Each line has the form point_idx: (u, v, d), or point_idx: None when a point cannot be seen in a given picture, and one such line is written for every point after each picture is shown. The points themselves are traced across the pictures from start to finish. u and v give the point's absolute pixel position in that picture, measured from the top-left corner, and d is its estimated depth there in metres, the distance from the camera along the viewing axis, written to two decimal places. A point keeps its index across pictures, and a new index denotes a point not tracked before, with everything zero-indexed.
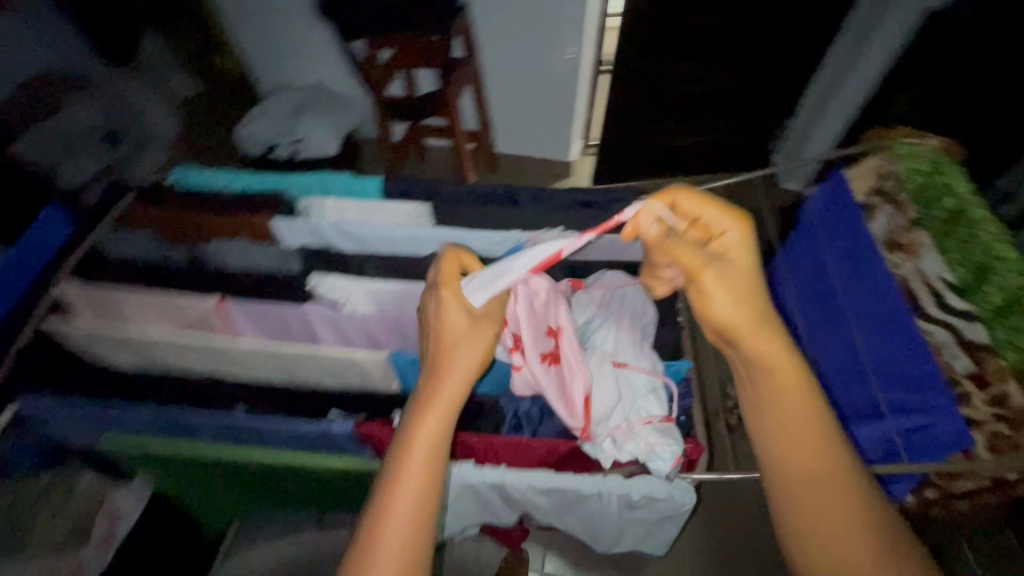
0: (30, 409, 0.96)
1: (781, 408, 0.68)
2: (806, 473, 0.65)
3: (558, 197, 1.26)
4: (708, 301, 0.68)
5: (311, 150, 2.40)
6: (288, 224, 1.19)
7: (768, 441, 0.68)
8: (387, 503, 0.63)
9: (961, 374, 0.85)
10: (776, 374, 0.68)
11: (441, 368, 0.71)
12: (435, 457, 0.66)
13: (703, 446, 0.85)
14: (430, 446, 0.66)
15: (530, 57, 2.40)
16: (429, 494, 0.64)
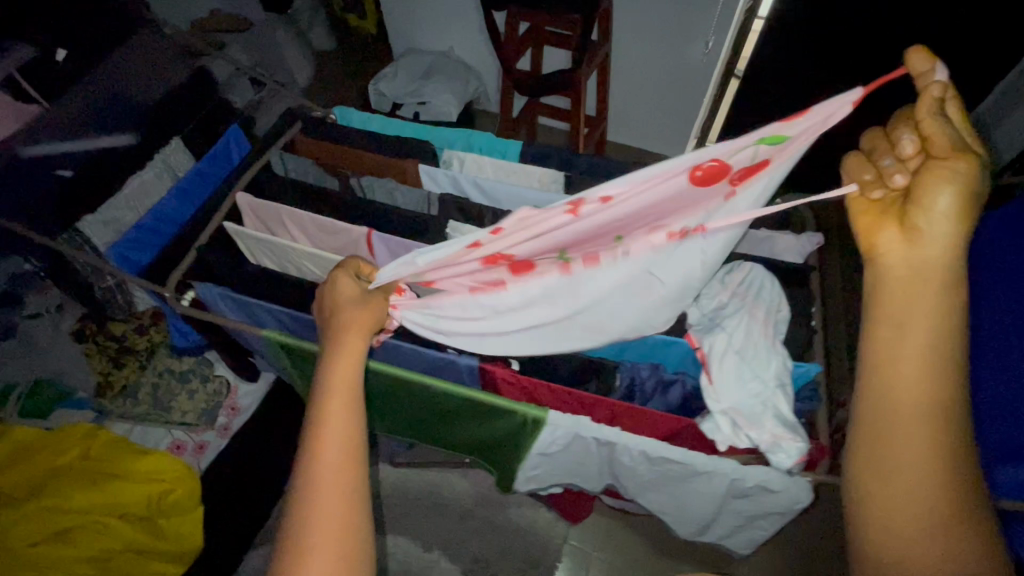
0: (203, 295, 1.09)
1: (899, 330, 0.58)
2: (902, 400, 0.56)
3: None
4: (886, 222, 0.60)
5: (434, 112, 2.50)
6: (434, 171, 1.26)
7: (872, 368, 0.60)
8: (314, 493, 0.61)
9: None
10: (914, 295, 0.58)
11: (338, 348, 0.72)
12: (353, 426, 0.66)
13: (827, 449, 0.84)
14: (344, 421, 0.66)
15: (661, 47, 2.35)
16: (354, 468, 0.64)
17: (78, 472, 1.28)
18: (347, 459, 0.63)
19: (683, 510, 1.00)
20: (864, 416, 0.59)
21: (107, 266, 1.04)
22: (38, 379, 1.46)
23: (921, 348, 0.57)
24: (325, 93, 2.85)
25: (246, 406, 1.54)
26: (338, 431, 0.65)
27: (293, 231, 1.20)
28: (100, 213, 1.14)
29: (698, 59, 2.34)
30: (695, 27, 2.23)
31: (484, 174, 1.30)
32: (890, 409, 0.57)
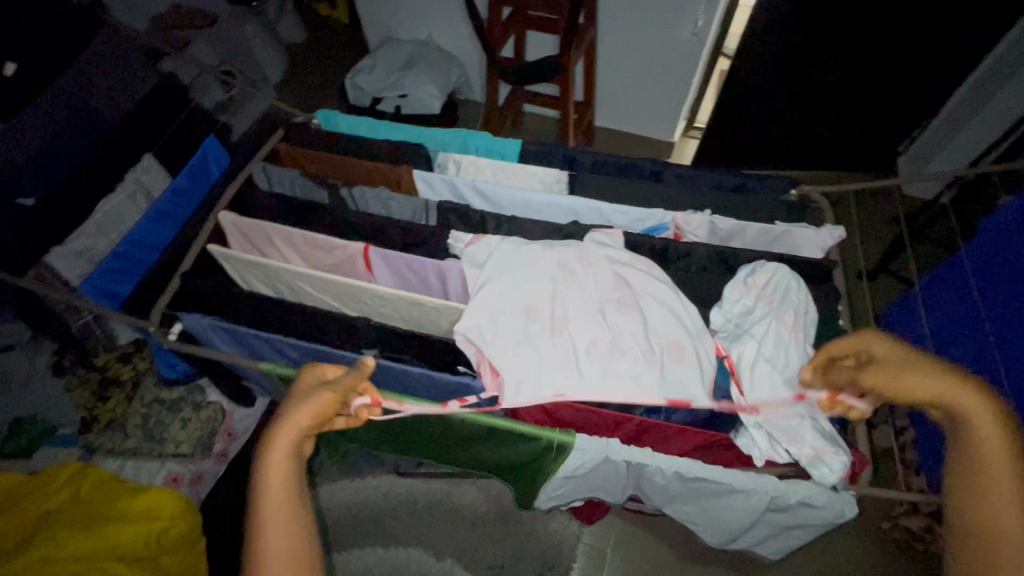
0: (192, 326, 1.02)
1: (997, 472, 0.60)
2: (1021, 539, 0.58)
3: (702, 178, 1.20)
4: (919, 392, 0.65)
5: (417, 105, 2.40)
6: (429, 177, 1.19)
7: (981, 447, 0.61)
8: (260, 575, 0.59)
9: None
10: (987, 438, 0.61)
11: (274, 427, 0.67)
12: (293, 500, 0.63)
13: (866, 459, 0.84)
14: (288, 490, 0.64)
15: (650, 28, 2.27)
16: (302, 544, 0.62)
17: (70, 516, 1.19)
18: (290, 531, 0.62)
19: (716, 523, 0.96)
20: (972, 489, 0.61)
21: (84, 302, 0.97)
22: (18, 418, 1.38)
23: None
24: (298, 91, 2.70)
25: (243, 430, 1.45)
26: (278, 501, 0.63)
27: (282, 250, 1.11)
28: (68, 242, 1.07)
29: (688, 40, 2.27)
30: (684, 5, 2.15)
31: (483, 176, 1.23)
32: (1000, 541, 0.58)
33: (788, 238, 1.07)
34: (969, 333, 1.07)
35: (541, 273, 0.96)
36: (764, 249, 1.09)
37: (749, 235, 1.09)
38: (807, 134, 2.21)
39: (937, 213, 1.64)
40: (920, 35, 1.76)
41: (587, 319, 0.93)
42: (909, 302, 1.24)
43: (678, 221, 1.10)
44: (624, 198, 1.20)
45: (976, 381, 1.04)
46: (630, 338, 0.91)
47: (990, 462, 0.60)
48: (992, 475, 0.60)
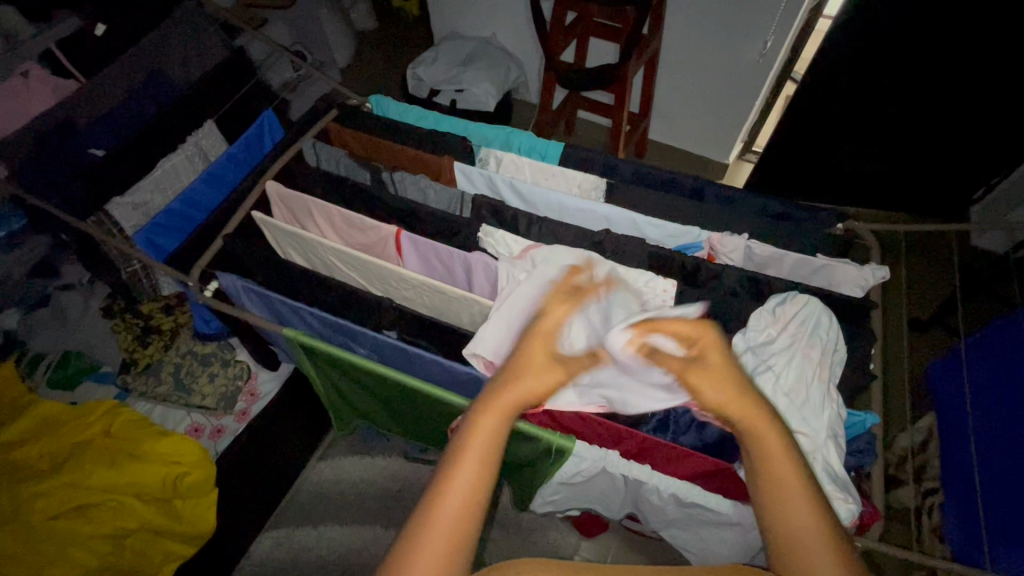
0: (227, 285, 1.07)
1: (771, 481, 0.58)
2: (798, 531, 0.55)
3: (746, 201, 1.17)
4: (704, 388, 0.66)
5: (471, 101, 2.42)
6: (469, 170, 1.21)
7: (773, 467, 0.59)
8: (442, 491, 0.53)
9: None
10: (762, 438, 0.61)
11: (499, 389, 0.62)
12: (484, 474, 0.55)
13: (878, 513, 0.82)
14: (489, 442, 0.57)
15: (715, 45, 2.22)
16: (468, 518, 0.53)
17: (98, 449, 1.28)
18: (475, 485, 0.54)
19: (710, 555, 0.93)
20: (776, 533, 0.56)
21: (134, 252, 1.04)
22: (67, 351, 1.49)
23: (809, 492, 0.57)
24: (361, 77, 2.78)
25: (265, 393, 1.50)
26: (474, 448, 0.56)
27: (320, 225, 1.16)
28: (128, 195, 1.13)
29: (755, 59, 2.20)
30: (755, 25, 2.09)
31: (521, 175, 1.24)
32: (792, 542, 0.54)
33: (827, 273, 1.03)
34: (1012, 395, 0.99)
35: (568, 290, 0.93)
36: (800, 280, 1.05)
37: (785, 265, 1.05)
38: (871, 170, 2.10)
39: (1004, 269, 1.53)
40: (1011, 76, 1.64)
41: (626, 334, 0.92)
42: (953, 354, 1.16)
43: (713, 241, 1.07)
44: (660, 212, 1.18)
45: (1010, 447, 0.97)
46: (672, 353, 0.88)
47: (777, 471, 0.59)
48: (772, 482, 0.58)
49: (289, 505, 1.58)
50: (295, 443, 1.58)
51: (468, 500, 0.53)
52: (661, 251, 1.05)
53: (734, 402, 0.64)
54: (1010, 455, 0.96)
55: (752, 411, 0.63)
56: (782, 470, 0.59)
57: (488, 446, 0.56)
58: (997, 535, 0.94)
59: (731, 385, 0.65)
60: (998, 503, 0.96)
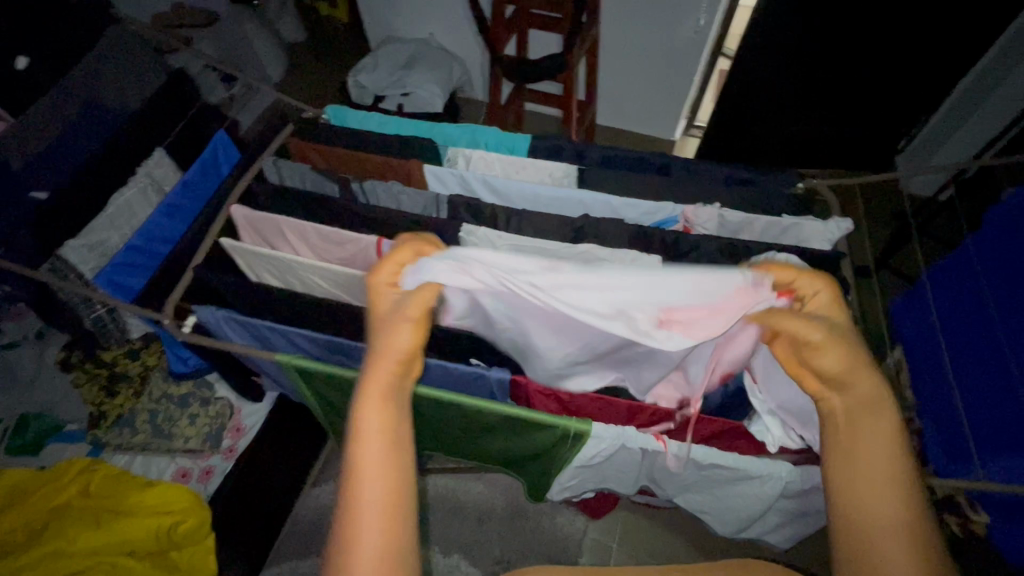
0: (205, 318, 1.03)
1: (858, 467, 0.55)
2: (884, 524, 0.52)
3: (712, 171, 1.22)
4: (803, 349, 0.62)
5: (418, 103, 2.39)
6: (439, 171, 1.20)
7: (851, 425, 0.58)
8: (355, 489, 0.54)
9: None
10: (865, 420, 0.58)
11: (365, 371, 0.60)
12: (392, 454, 0.56)
13: None
14: (382, 436, 0.57)
15: (651, 26, 2.29)
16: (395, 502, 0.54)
17: (77, 511, 1.19)
18: (388, 465, 0.55)
19: (726, 512, 0.98)
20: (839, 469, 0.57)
21: (97, 295, 0.97)
22: (23, 415, 1.38)
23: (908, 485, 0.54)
24: (299, 89, 2.70)
25: (251, 427, 1.44)
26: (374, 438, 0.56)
27: (294, 242, 1.12)
28: (82, 235, 1.07)
29: (689, 37, 2.28)
30: (686, 4, 2.16)
31: (492, 171, 1.25)
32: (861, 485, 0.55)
33: (796, 232, 1.09)
34: (971, 314, 1.11)
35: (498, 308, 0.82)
36: (772, 240, 1.11)
37: (757, 228, 1.11)
38: (807, 133, 2.23)
39: (938, 209, 1.66)
40: (920, 34, 1.78)
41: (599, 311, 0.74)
42: (910, 291, 1.28)
43: (686, 213, 1.12)
44: (633, 191, 1.21)
45: (982, 361, 1.06)
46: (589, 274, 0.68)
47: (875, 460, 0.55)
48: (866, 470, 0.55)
49: (290, 536, 1.53)
50: (287, 472, 1.52)
51: (384, 504, 0.53)
52: (641, 228, 1.09)
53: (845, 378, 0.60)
54: (977, 379, 1.06)
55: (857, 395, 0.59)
56: (880, 459, 0.55)
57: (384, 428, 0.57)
58: (977, 450, 1.03)
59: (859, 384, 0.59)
60: (980, 416, 1.05)
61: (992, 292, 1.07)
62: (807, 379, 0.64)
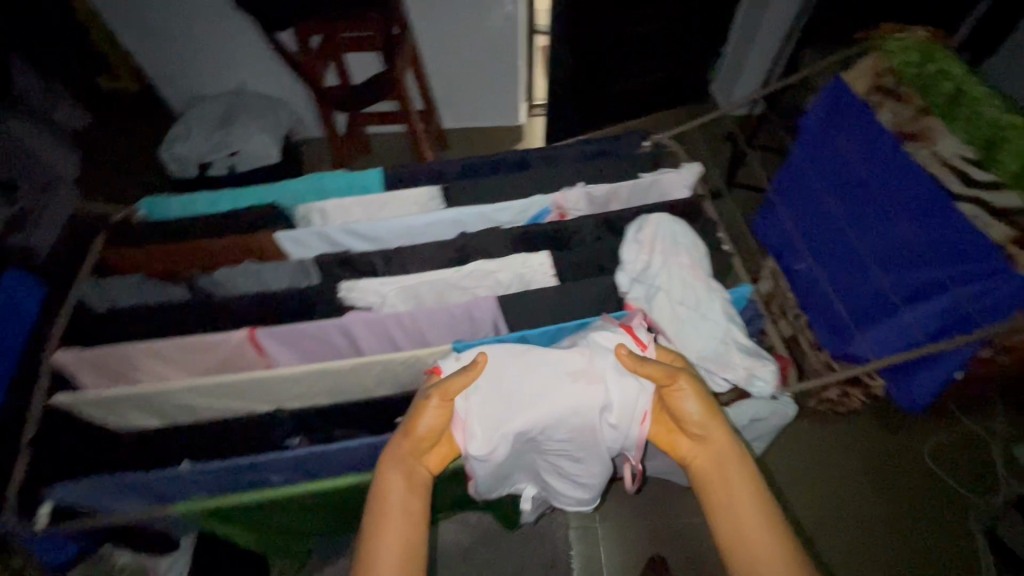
0: (68, 496, 0.86)
1: (735, 519, 0.73)
2: (748, 532, 0.71)
3: (568, 153, 1.25)
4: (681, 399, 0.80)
5: (251, 158, 2.18)
6: (294, 236, 1.10)
7: (714, 478, 0.77)
8: (375, 541, 0.70)
9: (1004, 239, 0.89)
10: (730, 481, 0.75)
11: (392, 452, 0.77)
12: (411, 514, 0.73)
13: (789, 360, 1.03)
14: (401, 507, 0.73)
15: (464, 22, 2.30)
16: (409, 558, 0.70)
17: None
18: (408, 520, 0.73)
19: None
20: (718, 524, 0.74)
21: None
22: None
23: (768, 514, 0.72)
24: (104, 182, 2.33)
25: None
26: (392, 505, 0.73)
27: (155, 367, 0.96)
28: None
29: (503, 24, 2.33)
30: None
31: (353, 216, 1.17)
32: (737, 517, 0.73)
33: (657, 190, 1.15)
34: (815, 210, 1.25)
35: (506, 429, 0.79)
36: (640, 203, 1.16)
37: (624, 195, 1.15)
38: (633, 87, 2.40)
39: (756, 126, 1.88)
40: None
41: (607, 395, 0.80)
42: (764, 204, 1.43)
43: (558, 201, 1.13)
44: (500, 193, 1.19)
45: (838, 252, 1.20)
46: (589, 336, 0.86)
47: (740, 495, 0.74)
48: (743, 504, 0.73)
49: None
50: None
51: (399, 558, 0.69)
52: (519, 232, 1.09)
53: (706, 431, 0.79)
54: (840, 267, 1.20)
55: (722, 448, 0.77)
56: (745, 492, 0.74)
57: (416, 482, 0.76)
58: (860, 327, 1.18)
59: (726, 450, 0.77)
60: (851, 298, 1.19)
61: (826, 190, 1.21)
62: (681, 444, 0.82)
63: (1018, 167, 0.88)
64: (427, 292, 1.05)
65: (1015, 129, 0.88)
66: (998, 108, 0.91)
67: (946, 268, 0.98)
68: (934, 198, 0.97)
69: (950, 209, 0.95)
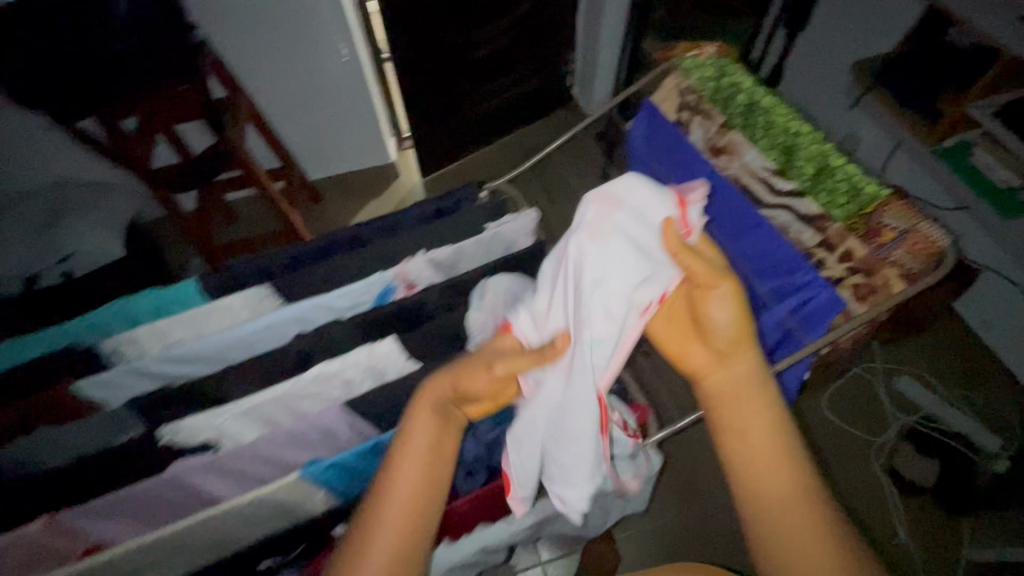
0: None
1: (756, 467, 0.67)
2: (772, 492, 0.65)
3: (406, 217, 1.18)
4: (708, 317, 0.71)
5: (89, 261, 1.78)
6: (99, 382, 0.94)
7: (747, 431, 0.68)
8: (393, 474, 0.72)
9: (812, 245, 0.93)
10: (753, 410, 0.69)
11: (423, 396, 0.79)
12: (431, 457, 0.75)
13: (647, 408, 1.03)
14: (417, 457, 0.74)
15: (301, 72, 2.15)
16: (415, 512, 0.71)
17: None
18: (424, 466, 0.74)
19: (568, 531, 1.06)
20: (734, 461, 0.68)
21: None
22: None
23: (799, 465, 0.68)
24: None
25: None
26: (412, 455, 0.74)
27: None
28: None
29: (344, 68, 2.20)
30: (321, 41, 2.07)
31: (175, 339, 1.04)
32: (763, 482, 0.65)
33: (501, 241, 1.12)
34: None
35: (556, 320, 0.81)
36: (486, 258, 1.12)
37: (469, 254, 1.11)
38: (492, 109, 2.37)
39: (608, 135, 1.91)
40: None
41: (609, 284, 0.76)
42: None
43: (400, 273, 1.06)
44: (339, 276, 1.10)
45: None
46: (647, 194, 0.81)
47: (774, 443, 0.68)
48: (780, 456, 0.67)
49: None
50: None
51: (408, 512, 0.70)
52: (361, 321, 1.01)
53: (741, 362, 0.71)
54: None
55: (754, 386, 0.70)
56: (772, 436, 0.68)
57: (442, 427, 0.78)
58: None
59: (760, 387, 0.70)
60: None
61: None
62: (695, 359, 0.73)
63: (813, 169, 0.93)
64: (276, 412, 0.96)
65: (802, 135, 0.95)
66: (785, 115, 0.98)
67: (765, 281, 0.98)
68: (746, 209, 0.97)
69: (763, 222, 0.95)
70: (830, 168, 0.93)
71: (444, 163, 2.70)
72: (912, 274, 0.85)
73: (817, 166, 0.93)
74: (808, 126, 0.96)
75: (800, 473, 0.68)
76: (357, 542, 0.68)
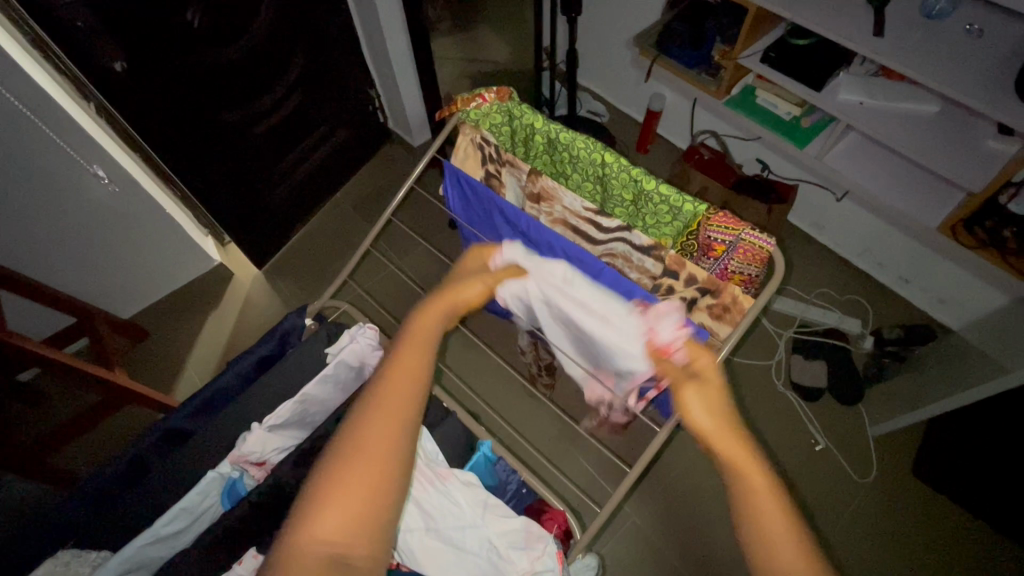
0: None
1: (753, 496, 0.69)
2: (767, 525, 0.67)
3: (228, 375, 1.15)
4: (687, 402, 0.81)
5: None
6: None
7: (737, 465, 0.73)
8: (389, 382, 0.77)
9: (657, 271, 1.02)
10: (742, 456, 0.74)
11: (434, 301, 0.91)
12: (427, 362, 0.82)
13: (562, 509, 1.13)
14: (418, 362, 0.81)
15: (56, 218, 1.72)
16: (398, 430, 0.73)
17: None
18: (420, 373, 0.80)
19: None
20: (736, 490, 0.71)
21: None
22: None
23: (793, 511, 0.69)
24: None
25: None
26: (415, 359, 0.81)
27: None
28: None
29: (112, 195, 1.79)
30: (64, 178, 1.65)
31: None
32: (754, 498, 0.69)
33: (339, 371, 1.07)
34: None
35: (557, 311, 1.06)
36: (336, 391, 1.09)
37: (316, 396, 1.06)
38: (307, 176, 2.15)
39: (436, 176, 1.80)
40: None
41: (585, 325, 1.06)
42: None
43: (236, 457, 0.97)
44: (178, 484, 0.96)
45: None
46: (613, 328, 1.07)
47: (755, 481, 0.71)
48: (749, 485, 0.71)
49: None
50: None
51: (392, 426, 0.73)
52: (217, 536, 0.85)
53: (709, 429, 0.77)
54: None
55: (736, 429, 0.77)
56: (757, 477, 0.71)
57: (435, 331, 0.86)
58: None
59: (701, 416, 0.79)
60: None
61: None
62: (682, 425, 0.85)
63: (630, 193, 1.01)
64: None
65: (607, 161, 1.00)
66: (585, 143, 1.02)
67: None
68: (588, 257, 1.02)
69: (605, 267, 1.01)
70: (641, 192, 0.99)
71: (279, 246, 2.42)
72: (750, 277, 0.98)
73: (631, 191, 1.00)
74: (609, 153, 1.00)
75: (801, 534, 0.68)
76: (343, 447, 0.71)
